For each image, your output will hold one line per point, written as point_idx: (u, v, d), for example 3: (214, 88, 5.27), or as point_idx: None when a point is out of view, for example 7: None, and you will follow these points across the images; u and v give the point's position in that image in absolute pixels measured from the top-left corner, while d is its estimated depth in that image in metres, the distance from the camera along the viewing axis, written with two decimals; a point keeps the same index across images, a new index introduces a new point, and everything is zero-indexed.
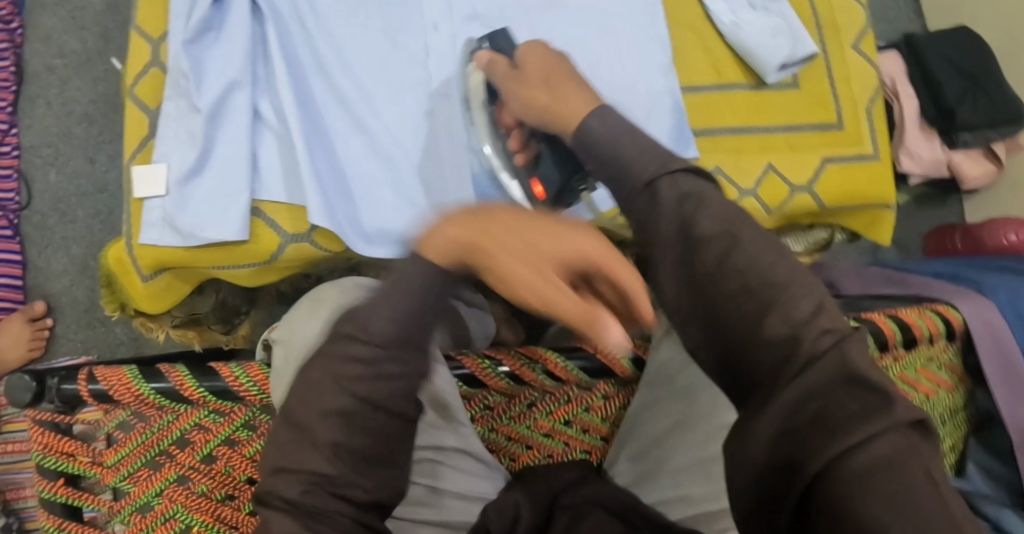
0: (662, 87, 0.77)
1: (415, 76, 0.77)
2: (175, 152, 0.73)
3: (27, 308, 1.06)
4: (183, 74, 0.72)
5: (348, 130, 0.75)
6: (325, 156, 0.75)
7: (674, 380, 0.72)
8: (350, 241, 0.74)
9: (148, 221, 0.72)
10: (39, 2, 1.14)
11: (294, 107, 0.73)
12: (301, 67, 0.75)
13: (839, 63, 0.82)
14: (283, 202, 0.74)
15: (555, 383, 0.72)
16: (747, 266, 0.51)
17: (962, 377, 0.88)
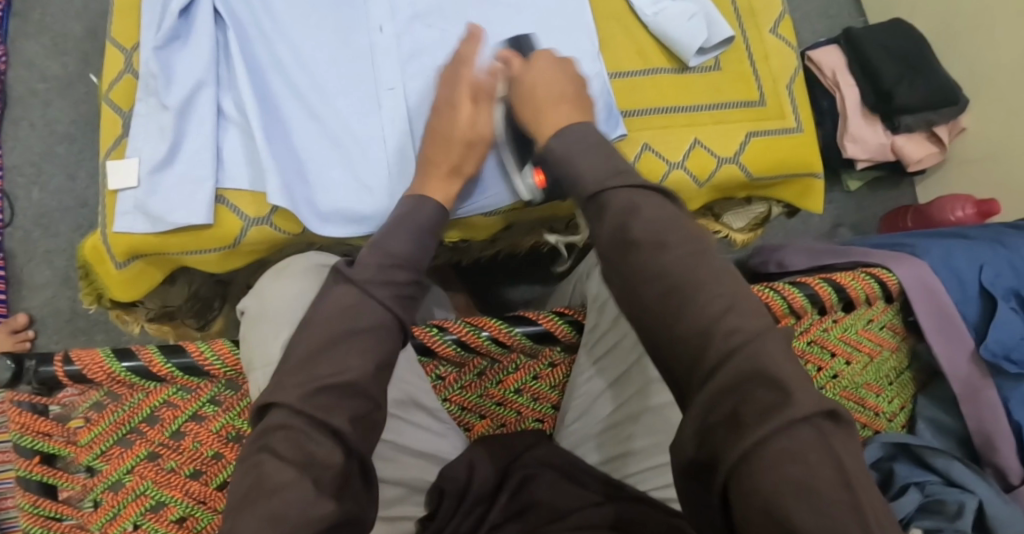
0: (593, 72, 0.81)
1: (365, 70, 0.81)
2: (148, 145, 0.77)
3: (11, 320, 1.10)
4: (153, 75, 0.76)
5: (305, 121, 0.79)
6: (285, 146, 0.78)
7: (599, 341, 0.73)
8: (305, 220, 0.77)
9: (122, 210, 0.76)
10: (22, 31, 1.20)
11: (253, 98, 0.77)
12: (258, 65, 0.79)
13: (757, 44, 0.89)
14: (245, 189, 0.78)
15: (500, 350, 0.73)
16: (670, 270, 0.54)
17: (906, 336, 0.89)
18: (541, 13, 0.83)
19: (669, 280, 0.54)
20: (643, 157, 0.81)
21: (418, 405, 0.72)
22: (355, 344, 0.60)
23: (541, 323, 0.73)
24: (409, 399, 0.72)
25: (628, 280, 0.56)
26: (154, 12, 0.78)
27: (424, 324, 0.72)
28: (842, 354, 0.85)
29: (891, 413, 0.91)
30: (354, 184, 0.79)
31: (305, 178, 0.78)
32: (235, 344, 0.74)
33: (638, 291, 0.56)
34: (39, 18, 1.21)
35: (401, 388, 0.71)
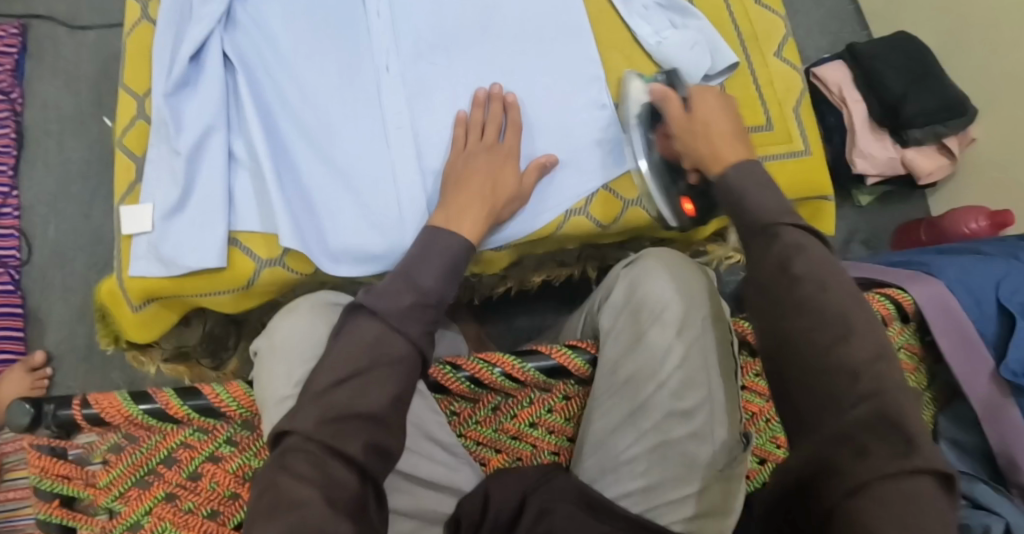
0: (603, 118, 0.84)
1: (370, 108, 0.82)
2: (162, 190, 0.78)
3: (29, 357, 1.11)
4: (166, 120, 0.78)
5: (315, 163, 0.80)
6: (296, 189, 0.80)
7: (618, 371, 0.71)
8: (317, 259, 0.78)
9: (136, 254, 0.77)
10: (37, 74, 1.23)
11: (263, 141, 0.78)
12: (268, 108, 0.81)
13: (763, 68, 0.89)
14: (257, 230, 0.79)
15: (513, 385, 0.74)
16: (818, 305, 0.56)
17: (922, 356, 0.89)
18: (545, 46, 0.85)
19: (818, 313, 0.56)
20: None
21: (433, 440, 0.73)
22: (356, 378, 0.60)
23: (553, 358, 0.74)
24: (423, 434, 0.72)
25: (776, 313, 0.58)
26: (165, 59, 0.80)
27: (438, 363, 0.74)
28: None
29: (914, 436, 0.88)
30: (364, 224, 0.79)
31: (314, 216, 0.79)
32: (249, 385, 0.75)
33: (785, 325, 0.57)
34: (54, 60, 1.23)
35: (414, 422, 0.71)
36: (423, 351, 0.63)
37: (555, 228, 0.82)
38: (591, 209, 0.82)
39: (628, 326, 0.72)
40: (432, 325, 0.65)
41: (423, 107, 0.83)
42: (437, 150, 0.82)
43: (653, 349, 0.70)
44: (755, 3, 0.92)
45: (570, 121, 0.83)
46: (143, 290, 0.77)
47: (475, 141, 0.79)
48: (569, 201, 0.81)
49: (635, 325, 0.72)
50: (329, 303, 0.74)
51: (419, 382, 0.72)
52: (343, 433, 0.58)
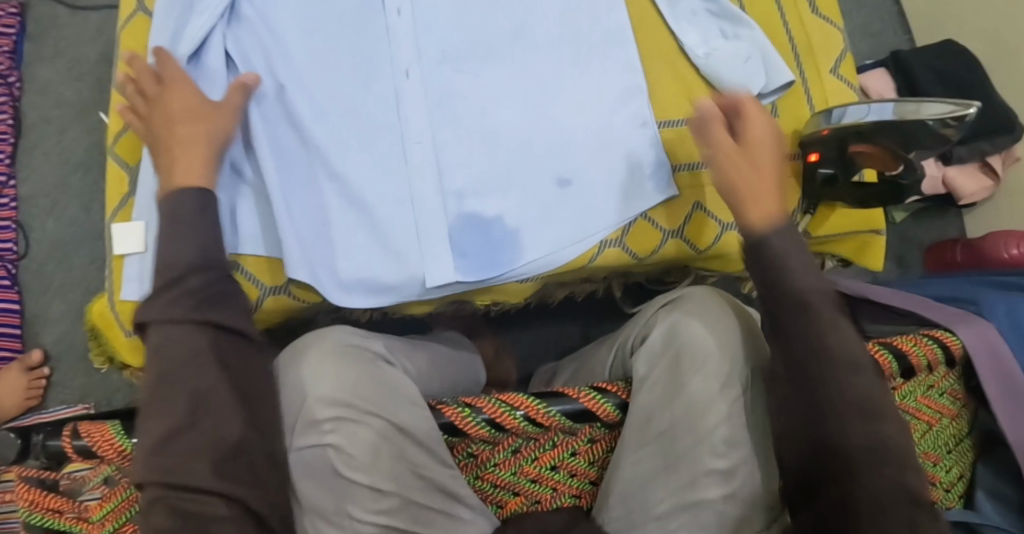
0: (643, 137, 0.78)
1: (384, 122, 0.76)
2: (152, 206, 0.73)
3: (25, 356, 1.07)
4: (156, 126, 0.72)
5: (324, 181, 0.75)
6: (301, 206, 0.75)
7: (652, 422, 0.67)
8: (326, 293, 0.73)
9: (128, 276, 0.73)
10: (37, 56, 1.16)
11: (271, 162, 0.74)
12: (273, 116, 0.76)
13: (818, 87, 0.83)
14: (261, 254, 0.76)
15: (537, 430, 0.69)
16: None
17: (966, 403, 0.85)
18: (581, 45, 0.80)
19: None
20: (694, 218, 0.79)
21: (426, 479, 0.64)
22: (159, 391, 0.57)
23: (580, 402, 0.69)
24: (436, 488, 0.65)
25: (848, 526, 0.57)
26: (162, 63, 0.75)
27: (456, 403, 0.69)
28: None
29: (949, 482, 0.84)
30: (378, 248, 0.74)
31: (321, 235, 0.74)
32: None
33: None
34: (55, 41, 1.17)
35: (397, 459, 0.63)
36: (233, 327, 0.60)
37: (587, 260, 0.77)
38: (628, 240, 0.78)
39: (664, 375, 0.68)
40: (194, 297, 0.59)
41: (446, 118, 0.77)
42: (461, 169, 0.76)
43: (694, 400, 0.66)
44: (811, 10, 0.85)
45: (601, 140, 0.78)
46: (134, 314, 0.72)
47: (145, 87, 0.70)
48: (602, 231, 0.77)
49: (673, 377, 0.67)
50: (360, 334, 0.69)
51: (411, 431, 0.63)
52: (207, 443, 0.56)
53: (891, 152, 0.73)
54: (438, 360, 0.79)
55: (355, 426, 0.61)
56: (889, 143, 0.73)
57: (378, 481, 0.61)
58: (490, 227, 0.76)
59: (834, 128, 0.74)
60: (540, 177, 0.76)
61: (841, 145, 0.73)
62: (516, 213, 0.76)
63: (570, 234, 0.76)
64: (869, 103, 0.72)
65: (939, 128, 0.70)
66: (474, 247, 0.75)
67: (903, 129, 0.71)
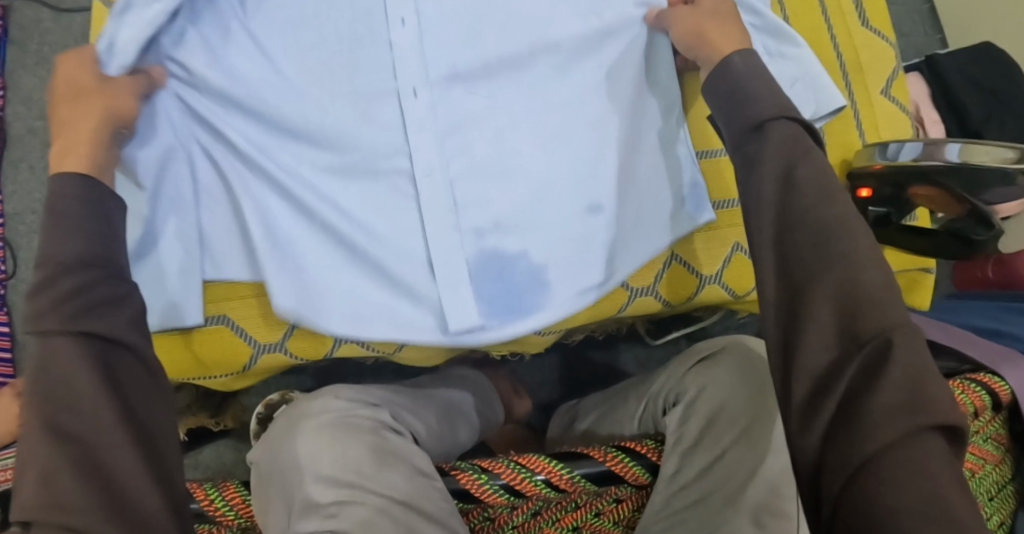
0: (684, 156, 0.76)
1: (375, 148, 0.70)
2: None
3: (16, 381, 1.03)
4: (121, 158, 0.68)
5: (319, 219, 0.70)
6: (290, 242, 0.70)
7: (688, 489, 0.62)
8: (312, 321, 0.71)
9: None
10: (21, 62, 1.10)
11: (250, 197, 0.70)
12: (260, 144, 0.70)
13: (867, 112, 0.76)
14: (244, 279, 0.74)
15: (558, 494, 0.65)
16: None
17: (1008, 448, 0.81)
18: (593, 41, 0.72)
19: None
20: (734, 259, 0.79)
21: None
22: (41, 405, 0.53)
23: (605, 464, 0.64)
24: None
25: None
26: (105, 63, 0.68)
27: (468, 466, 0.66)
28: None
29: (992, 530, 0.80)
30: (378, 285, 0.72)
31: (316, 272, 0.71)
32: (246, 488, 0.64)
33: None
34: (38, 47, 1.10)
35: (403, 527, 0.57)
36: (120, 338, 0.57)
37: (618, 309, 0.78)
38: (662, 287, 0.78)
39: (698, 438, 0.63)
40: (71, 298, 0.55)
41: (457, 147, 0.70)
42: (483, 208, 0.71)
43: (735, 472, 0.61)
44: (860, 23, 0.79)
45: (624, 176, 0.73)
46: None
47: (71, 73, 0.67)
48: (624, 273, 0.74)
49: (709, 443, 0.63)
50: (369, 405, 0.66)
51: (433, 491, 0.59)
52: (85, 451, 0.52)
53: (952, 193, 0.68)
54: (451, 409, 0.75)
55: (360, 505, 0.57)
56: (950, 184, 0.67)
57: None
58: (505, 267, 0.71)
59: (890, 166, 0.68)
60: (569, 216, 0.71)
61: (897, 184, 0.68)
62: (540, 258, 0.71)
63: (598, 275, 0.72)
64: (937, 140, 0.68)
65: (1015, 174, 0.65)
66: (494, 294, 0.71)
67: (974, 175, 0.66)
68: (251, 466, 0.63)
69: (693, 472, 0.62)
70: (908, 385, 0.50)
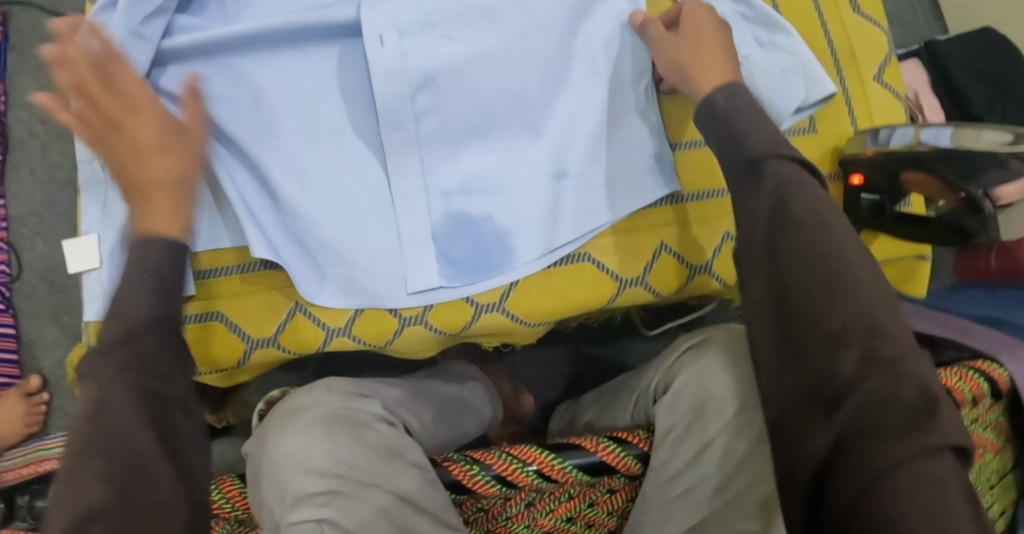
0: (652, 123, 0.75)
1: (335, 121, 0.71)
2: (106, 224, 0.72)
3: (23, 382, 1.04)
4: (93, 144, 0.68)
5: (292, 186, 0.70)
6: (263, 206, 0.71)
7: (676, 480, 0.62)
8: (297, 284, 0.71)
9: (88, 296, 0.71)
10: (21, 67, 1.11)
11: (221, 167, 0.71)
12: (226, 117, 0.71)
13: (860, 101, 0.76)
14: (225, 246, 0.73)
15: (550, 484, 0.65)
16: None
17: (1010, 437, 0.80)
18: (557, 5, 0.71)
19: None
20: (723, 249, 0.76)
21: None
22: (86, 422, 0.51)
23: (597, 454, 0.65)
24: None
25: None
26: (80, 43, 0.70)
27: (461, 458, 0.66)
28: None
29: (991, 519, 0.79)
30: (351, 245, 0.70)
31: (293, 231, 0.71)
32: (243, 480, 0.65)
33: None
34: (38, 52, 1.12)
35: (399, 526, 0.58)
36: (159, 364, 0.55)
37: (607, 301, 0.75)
38: (650, 278, 0.75)
39: (689, 428, 0.63)
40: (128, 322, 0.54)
41: (429, 104, 0.70)
42: (448, 163, 0.71)
43: (722, 460, 0.61)
44: (853, 10, 0.78)
45: (597, 126, 0.72)
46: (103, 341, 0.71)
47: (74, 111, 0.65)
48: (599, 226, 0.73)
49: (699, 431, 0.62)
50: (356, 395, 0.65)
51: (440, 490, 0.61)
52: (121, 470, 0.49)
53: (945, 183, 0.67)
54: (446, 404, 0.75)
55: (350, 500, 0.57)
56: (944, 168, 0.66)
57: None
58: (479, 228, 0.71)
59: (880, 151, 0.68)
60: (534, 173, 0.72)
61: (892, 172, 0.67)
62: (509, 217, 0.71)
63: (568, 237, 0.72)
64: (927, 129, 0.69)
65: (1006, 159, 0.66)
66: (463, 253, 0.71)
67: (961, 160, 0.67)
68: (246, 457, 0.64)
69: (683, 462, 0.62)
70: (916, 385, 0.51)
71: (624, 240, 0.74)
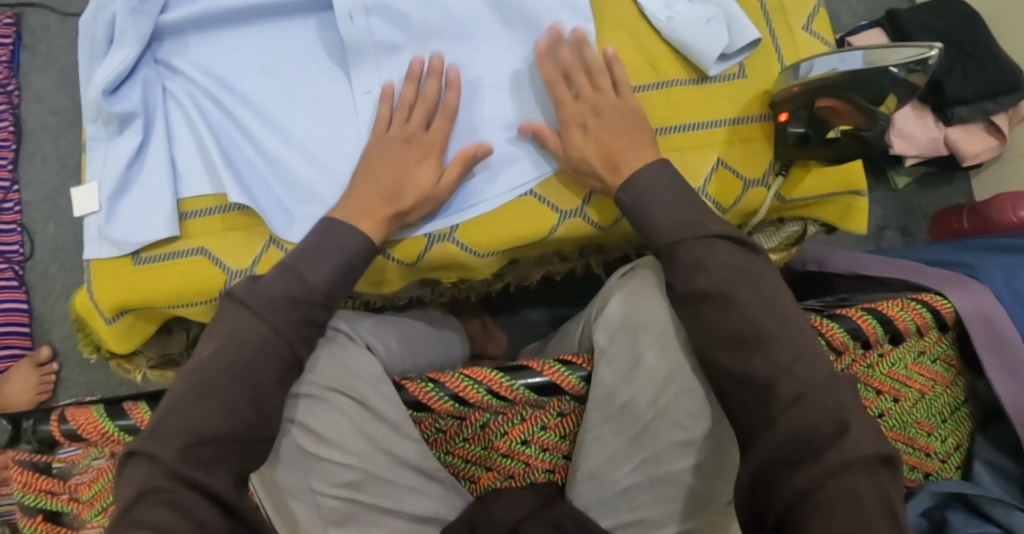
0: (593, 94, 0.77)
1: (312, 83, 0.76)
2: (105, 170, 0.76)
3: (34, 353, 1.11)
4: (97, 101, 0.73)
5: (270, 140, 0.74)
6: (246, 161, 0.75)
7: (613, 397, 0.65)
8: (270, 221, 0.73)
9: (88, 238, 0.75)
10: (33, 64, 1.20)
11: (209, 128, 0.75)
12: (214, 79, 0.76)
13: (790, 47, 0.80)
14: (207, 194, 0.75)
15: (502, 403, 0.69)
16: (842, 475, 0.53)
17: (962, 369, 0.82)
18: None
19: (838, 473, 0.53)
20: None
21: (388, 455, 0.65)
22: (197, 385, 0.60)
23: (544, 375, 0.69)
24: (400, 462, 0.65)
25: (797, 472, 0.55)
26: (94, 15, 0.77)
27: (420, 378, 0.70)
28: (888, 392, 0.77)
29: (945, 453, 0.81)
30: (322, 189, 0.74)
31: (270, 178, 0.74)
32: None
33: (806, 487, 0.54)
34: (48, 50, 1.20)
35: (364, 436, 0.64)
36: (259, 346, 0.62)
37: (546, 235, 0.76)
38: (588, 210, 0.76)
39: (623, 346, 0.66)
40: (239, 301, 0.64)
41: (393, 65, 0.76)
42: None
43: (651, 371, 0.65)
44: None
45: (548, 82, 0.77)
46: (101, 275, 0.74)
47: (399, 124, 0.73)
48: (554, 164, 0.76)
49: (632, 347, 0.66)
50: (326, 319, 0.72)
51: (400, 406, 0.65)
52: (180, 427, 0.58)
53: (857, 107, 0.69)
54: (413, 338, 0.80)
55: (317, 404, 0.64)
56: (853, 97, 0.69)
57: (344, 456, 0.63)
58: None
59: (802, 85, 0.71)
60: (487, 123, 0.76)
61: (809, 103, 0.71)
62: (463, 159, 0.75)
63: (523, 178, 0.75)
64: (839, 52, 0.69)
65: (903, 77, 0.67)
66: None
67: (869, 82, 0.68)
68: None
69: (620, 380, 0.66)
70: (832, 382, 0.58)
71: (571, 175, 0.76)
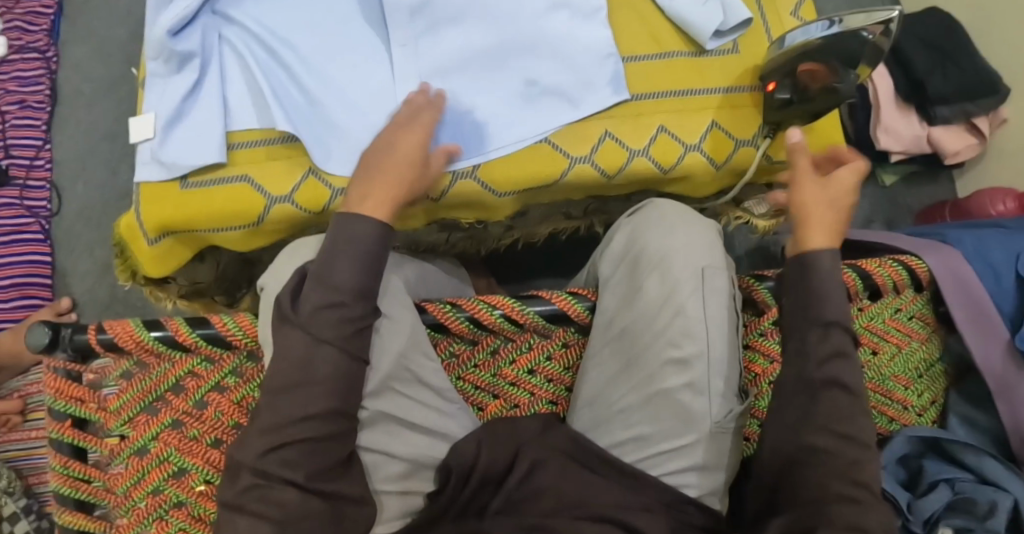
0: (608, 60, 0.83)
1: (351, 36, 0.83)
2: (162, 103, 0.81)
3: (55, 304, 1.15)
4: (160, 39, 0.79)
5: (312, 83, 0.80)
6: (291, 100, 0.81)
7: (613, 322, 0.73)
8: (311, 149, 0.79)
9: (142, 161, 0.80)
10: (72, 33, 1.27)
11: (258, 69, 0.81)
12: (263, 27, 0.82)
13: (778, 26, 0.88)
14: (253, 127, 0.81)
15: (513, 328, 0.75)
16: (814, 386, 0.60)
17: (936, 328, 0.87)
18: None
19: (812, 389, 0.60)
20: (659, 138, 0.83)
21: (408, 371, 0.70)
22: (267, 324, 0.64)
23: (553, 303, 0.75)
24: (416, 380, 0.71)
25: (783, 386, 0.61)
26: None
27: (439, 301, 0.75)
28: (867, 344, 0.83)
29: (920, 407, 0.86)
30: (359, 129, 0.80)
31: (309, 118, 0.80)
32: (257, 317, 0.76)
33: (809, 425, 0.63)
34: (87, 21, 1.27)
35: (387, 351, 0.69)
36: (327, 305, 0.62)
37: (557, 174, 0.81)
38: (596, 157, 0.82)
39: (625, 275, 0.74)
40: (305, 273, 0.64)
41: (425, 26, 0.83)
42: (439, 60, 0.82)
43: (650, 295, 0.71)
44: None
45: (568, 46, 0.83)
46: (149, 196, 0.79)
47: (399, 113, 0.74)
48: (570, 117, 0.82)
49: (633, 277, 0.73)
50: None
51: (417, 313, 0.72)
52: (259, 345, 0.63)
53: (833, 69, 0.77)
54: (427, 276, 0.85)
55: None
56: (828, 61, 0.77)
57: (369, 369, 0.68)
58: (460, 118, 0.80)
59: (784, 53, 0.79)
60: (510, 80, 0.83)
61: (792, 71, 0.79)
62: (486, 109, 0.81)
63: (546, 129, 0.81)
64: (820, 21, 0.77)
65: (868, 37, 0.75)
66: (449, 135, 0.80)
67: (844, 46, 0.76)
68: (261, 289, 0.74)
69: (623, 307, 0.73)
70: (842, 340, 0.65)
71: (582, 125, 0.82)
